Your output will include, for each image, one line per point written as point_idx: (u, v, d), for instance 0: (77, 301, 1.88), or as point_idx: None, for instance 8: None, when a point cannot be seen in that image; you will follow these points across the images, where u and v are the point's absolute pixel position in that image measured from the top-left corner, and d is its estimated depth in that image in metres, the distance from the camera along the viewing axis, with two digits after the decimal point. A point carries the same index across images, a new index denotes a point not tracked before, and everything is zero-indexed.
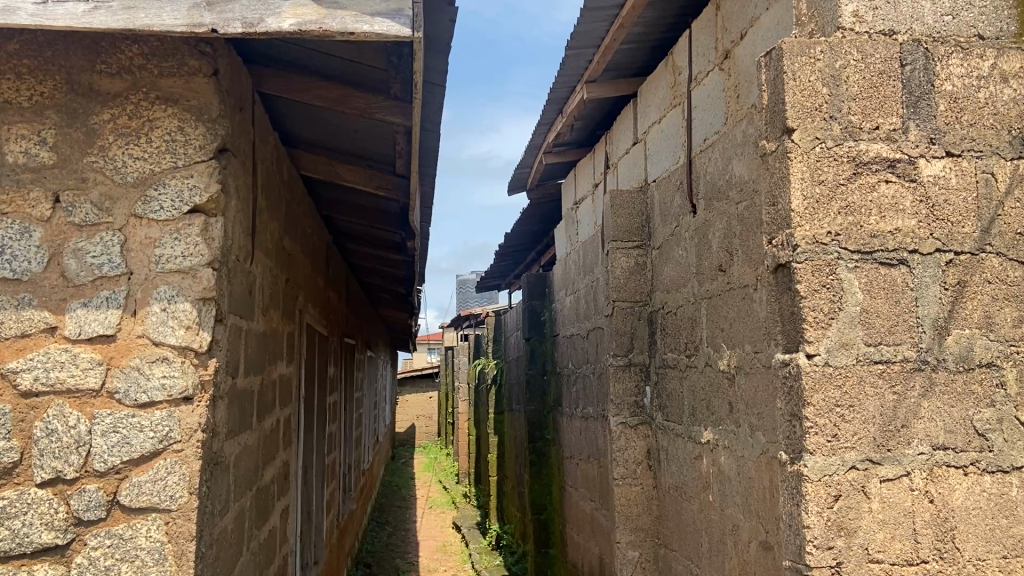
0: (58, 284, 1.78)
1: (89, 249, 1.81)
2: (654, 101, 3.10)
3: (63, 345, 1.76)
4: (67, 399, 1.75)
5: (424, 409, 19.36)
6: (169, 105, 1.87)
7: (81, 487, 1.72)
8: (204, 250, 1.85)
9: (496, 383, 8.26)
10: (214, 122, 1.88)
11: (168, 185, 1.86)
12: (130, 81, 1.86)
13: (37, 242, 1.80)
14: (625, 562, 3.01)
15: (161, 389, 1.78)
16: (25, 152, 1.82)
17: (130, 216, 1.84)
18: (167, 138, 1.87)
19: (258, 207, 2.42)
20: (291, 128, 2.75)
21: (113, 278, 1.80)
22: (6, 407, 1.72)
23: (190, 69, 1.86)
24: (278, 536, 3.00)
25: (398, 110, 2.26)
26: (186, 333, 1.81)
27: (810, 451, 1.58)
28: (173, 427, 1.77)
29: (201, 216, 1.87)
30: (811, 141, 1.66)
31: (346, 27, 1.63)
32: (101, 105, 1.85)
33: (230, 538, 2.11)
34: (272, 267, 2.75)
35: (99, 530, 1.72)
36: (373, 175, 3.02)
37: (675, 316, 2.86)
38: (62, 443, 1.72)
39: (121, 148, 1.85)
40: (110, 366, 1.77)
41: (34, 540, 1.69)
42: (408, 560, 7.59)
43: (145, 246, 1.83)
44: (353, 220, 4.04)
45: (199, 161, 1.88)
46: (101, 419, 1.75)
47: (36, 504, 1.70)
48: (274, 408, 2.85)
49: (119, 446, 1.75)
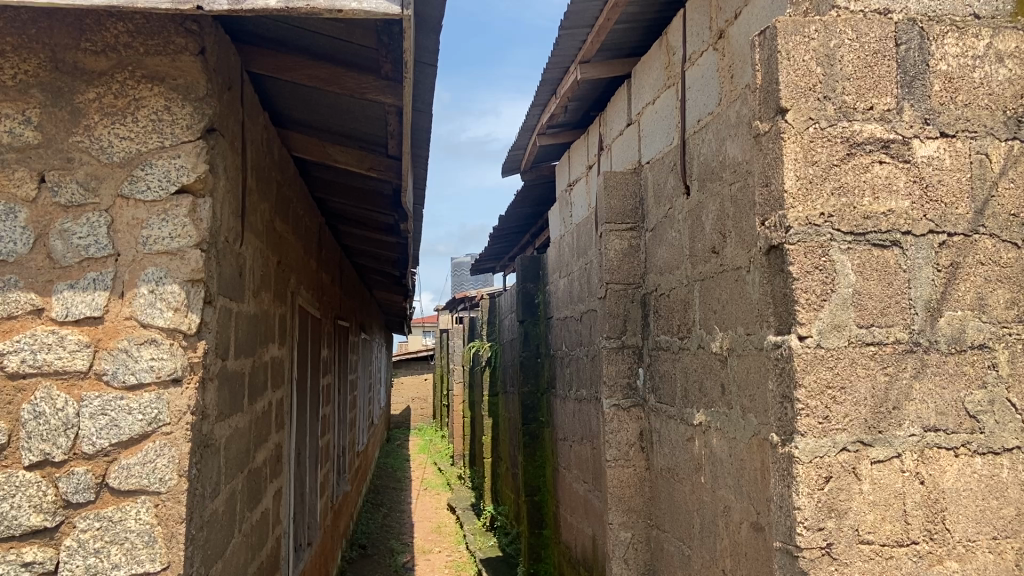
0: (45, 266, 1.76)
1: (76, 229, 1.79)
2: (648, 82, 3.08)
3: (50, 327, 1.75)
4: (55, 381, 1.73)
5: (419, 391, 19.36)
6: (155, 84, 1.84)
7: (69, 469, 1.71)
8: (192, 231, 1.83)
9: (490, 365, 8.26)
10: (201, 102, 1.86)
11: (155, 165, 1.84)
12: (115, 59, 1.83)
13: (23, 223, 1.78)
14: (618, 543, 3.02)
15: (150, 371, 1.77)
16: (9, 132, 1.79)
17: (116, 197, 1.82)
18: (154, 117, 1.85)
19: (248, 188, 2.40)
20: (282, 109, 2.73)
21: (100, 260, 1.79)
22: None
23: (176, 47, 1.83)
24: (271, 518, 3.00)
25: (390, 90, 2.24)
26: (175, 315, 1.79)
27: (801, 433, 1.58)
28: (162, 410, 1.76)
29: (189, 197, 1.85)
30: (805, 121, 1.65)
31: (333, 4, 1.60)
32: (86, 84, 1.83)
33: (221, 521, 2.11)
34: (262, 249, 2.73)
35: (87, 513, 1.71)
36: (365, 156, 3.00)
37: (668, 298, 2.85)
38: (50, 425, 1.71)
39: (106, 127, 1.82)
40: (97, 348, 1.76)
41: (22, 522, 1.68)
42: (403, 541, 7.61)
43: (131, 228, 1.81)
44: (346, 201, 4.01)
45: (186, 141, 1.85)
46: (89, 402, 1.74)
47: (24, 487, 1.69)
48: (265, 390, 2.84)
49: (107, 428, 1.74)
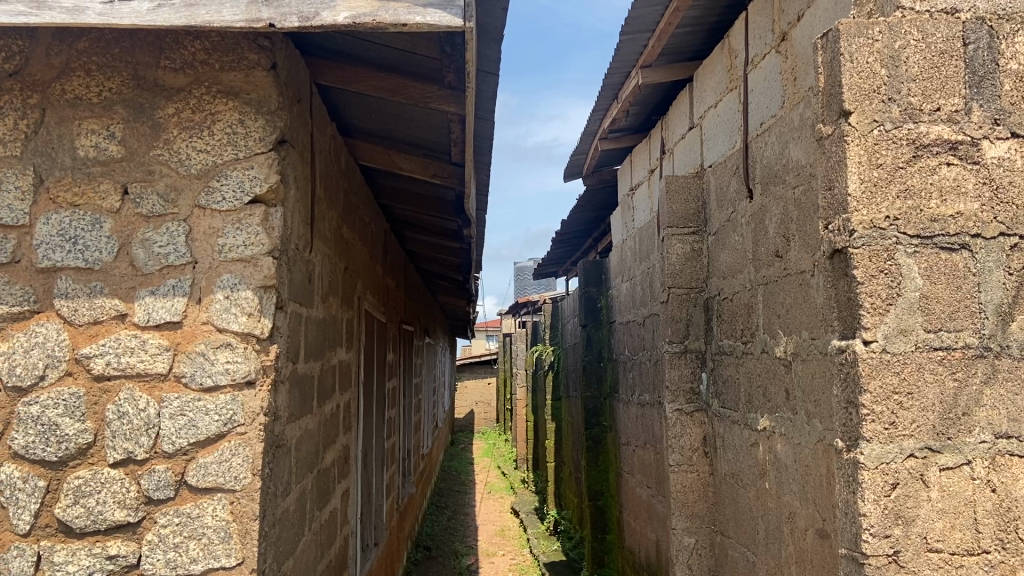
0: (128, 273, 1.86)
1: (156, 238, 1.88)
2: (709, 86, 3.06)
3: (134, 331, 1.85)
4: (137, 382, 1.83)
5: (483, 395, 19.48)
6: (230, 98, 1.93)
7: (151, 467, 1.80)
8: (265, 239, 1.91)
9: (554, 369, 8.27)
10: (273, 114, 1.94)
11: (230, 176, 1.92)
12: (192, 76, 1.93)
13: (108, 232, 1.88)
14: (681, 548, 3.01)
15: (226, 374, 1.85)
16: (95, 147, 1.90)
17: (194, 207, 1.91)
18: (229, 130, 1.93)
19: (317, 197, 2.48)
20: (349, 120, 2.81)
21: (179, 267, 1.88)
22: (80, 390, 1.81)
23: (250, 63, 1.92)
24: (339, 517, 3.09)
25: (452, 99, 2.28)
26: (249, 319, 1.87)
27: (867, 438, 1.55)
28: (237, 411, 1.84)
29: (262, 206, 1.93)
30: (869, 124, 1.62)
31: (398, 19, 1.64)
32: (166, 99, 1.93)
33: (293, 518, 2.19)
34: (330, 256, 2.81)
35: (167, 509, 1.80)
36: (429, 163, 3.06)
37: (731, 302, 2.83)
38: (133, 425, 1.81)
39: (185, 141, 1.92)
40: (177, 351, 1.85)
41: (107, 517, 1.78)
42: (467, 543, 7.69)
43: (208, 236, 1.90)
44: (411, 208, 4.10)
45: (259, 152, 1.93)
46: (169, 402, 1.83)
47: (109, 483, 1.79)
48: (333, 392, 2.93)
49: (186, 428, 1.82)
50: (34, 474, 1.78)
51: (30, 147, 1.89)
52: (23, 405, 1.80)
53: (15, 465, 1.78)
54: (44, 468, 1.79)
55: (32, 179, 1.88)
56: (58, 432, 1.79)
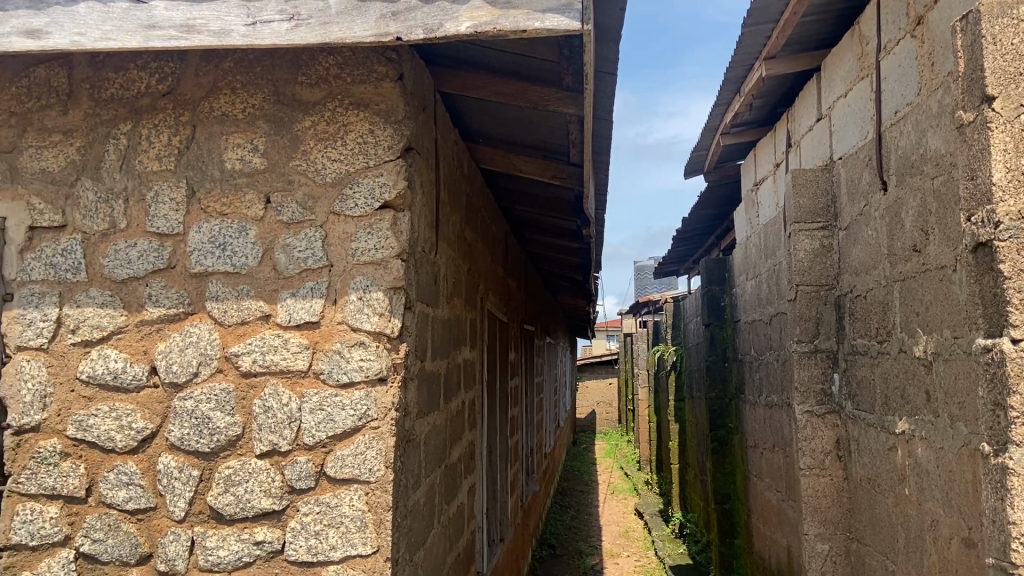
0: (271, 277, 2.00)
1: (296, 244, 2.01)
2: (839, 75, 2.95)
3: (276, 331, 1.97)
4: (281, 379, 1.95)
5: (603, 396, 19.40)
6: (361, 109, 2.03)
7: (294, 458, 1.92)
8: (394, 242, 2.00)
9: (676, 369, 8.14)
10: (400, 123, 2.02)
11: (361, 184, 2.02)
12: (327, 89, 2.04)
13: (253, 238, 2.02)
14: (814, 554, 2.91)
15: (360, 370, 1.94)
16: (241, 160, 2.04)
17: (329, 213, 2.02)
18: (360, 140, 2.03)
19: (442, 201, 2.57)
20: (471, 125, 2.88)
21: (316, 270, 1.99)
22: (229, 386, 1.96)
23: (379, 75, 2.02)
24: (466, 513, 3.17)
25: (571, 100, 2.31)
26: (380, 319, 1.96)
27: (1017, 443, 1.46)
28: (370, 406, 1.93)
29: (390, 211, 2.02)
30: (1016, 108, 1.53)
31: (519, 26, 1.68)
32: (303, 113, 2.05)
33: (423, 512, 2.27)
34: (454, 258, 2.89)
35: (309, 498, 1.91)
36: (548, 165, 3.10)
37: (865, 300, 2.71)
38: (277, 418, 1.93)
39: (320, 151, 2.03)
40: (315, 350, 1.96)
41: (255, 505, 1.91)
42: (591, 543, 7.70)
43: (342, 241, 2.01)
44: (530, 209, 4.15)
45: (387, 160, 2.02)
46: (309, 397, 1.94)
47: (256, 473, 1.92)
48: (459, 390, 3.01)
49: (324, 422, 1.93)
50: (189, 464, 1.93)
51: (183, 161, 2.06)
52: (180, 400, 1.96)
53: (172, 455, 1.94)
54: (198, 458, 1.94)
55: (185, 191, 2.05)
56: (211, 424, 1.94)
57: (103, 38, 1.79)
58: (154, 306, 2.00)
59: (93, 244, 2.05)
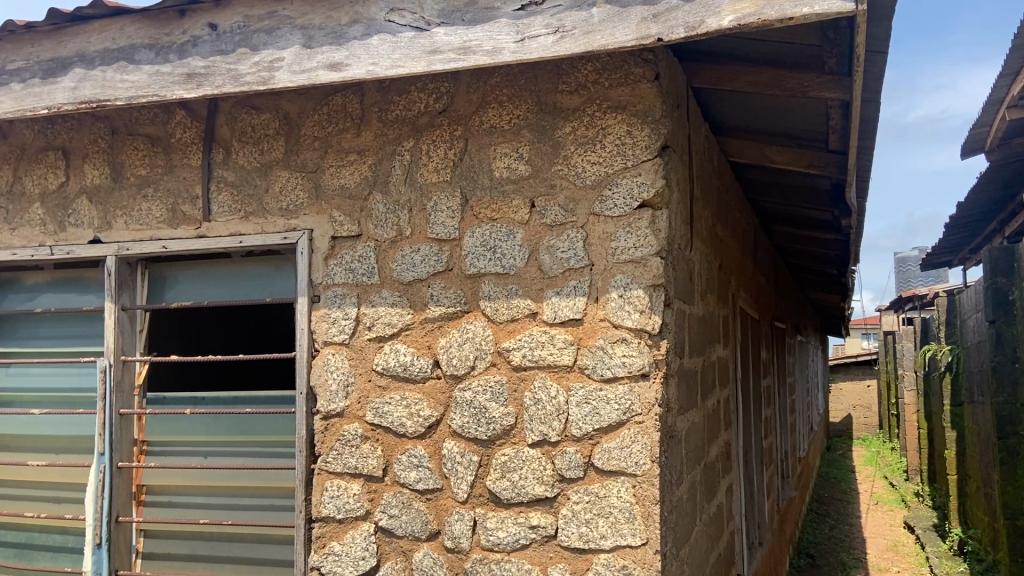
0: (537, 277, 2.12)
1: (559, 245, 2.11)
2: None
3: (544, 327, 2.09)
4: (549, 373, 2.06)
5: (861, 399, 18.01)
6: (618, 112, 2.09)
7: (563, 449, 2.02)
8: (653, 240, 2.03)
9: (951, 370, 7.37)
10: (658, 123, 2.05)
11: (620, 184, 2.08)
12: (585, 95, 2.12)
13: (519, 241, 2.15)
14: None
15: (623, 366, 2.00)
16: (508, 168, 2.18)
17: (590, 214, 2.10)
18: (618, 142, 2.09)
19: (696, 197, 2.56)
20: (722, 118, 2.83)
21: (578, 269, 2.08)
22: (502, 378, 2.10)
23: (636, 77, 2.07)
24: (725, 513, 3.11)
25: (835, 85, 2.20)
26: (641, 316, 2.00)
27: None
28: (634, 401, 1.98)
29: (649, 210, 2.05)
30: None
31: (785, 14, 1.64)
32: (563, 120, 2.15)
33: (686, 507, 2.28)
34: (707, 253, 2.86)
35: (579, 488, 2.00)
36: (803, 154, 2.95)
37: None
38: (546, 410, 2.05)
39: (580, 155, 2.11)
40: (580, 346, 2.05)
41: (529, 491, 2.03)
42: (854, 556, 7.19)
43: (603, 240, 2.07)
44: (782, 201, 3.98)
45: (645, 160, 2.06)
46: (576, 391, 2.03)
47: (529, 462, 2.04)
48: (715, 388, 2.97)
49: (591, 415, 2.01)
50: (469, 450, 2.10)
51: (457, 172, 2.25)
52: (460, 390, 2.14)
53: (455, 442, 2.13)
54: (477, 445, 2.10)
55: (460, 200, 2.23)
56: (487, 414, 2.10)
57: (393, 66, 2.02)
58: (436, 305, 2.21)
59: (384, 251, 2.32)
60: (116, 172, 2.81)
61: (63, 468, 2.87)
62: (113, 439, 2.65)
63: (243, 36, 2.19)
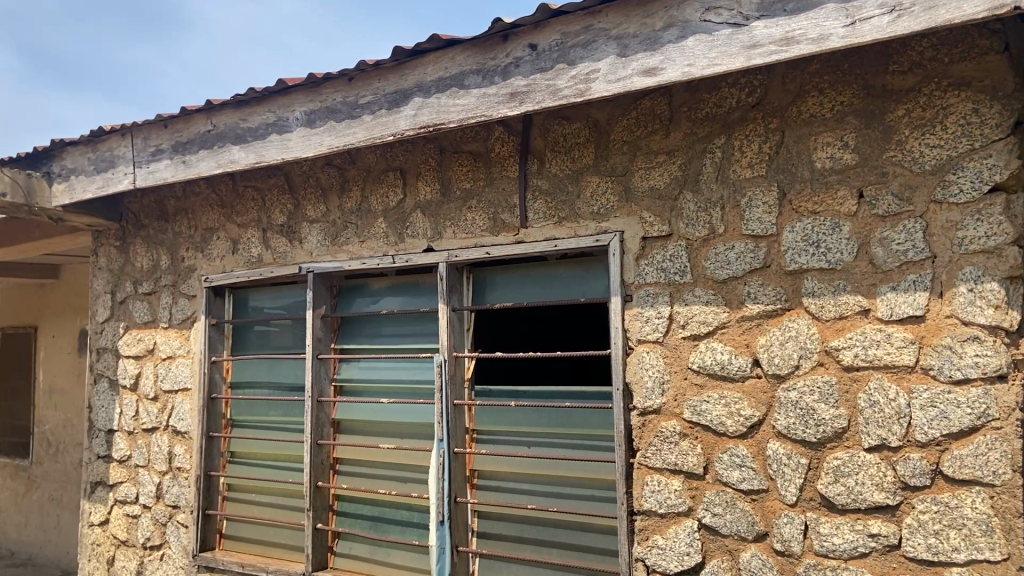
0: (868, 271, 2.08)
1: (895, 237, 2.05)
2: None
3: (878, 325, 2.05)
4: (886, 373, 2.02)
5: None
6: (962, 89, 1.97)
7: (905, 455, 1.96)
8: (1009, 228, 1.90)
9: None
10: (1011, 98, 1.91)
11: (967, 168, 1.96)
12: (921, 75, 2.03)
13: (848, 234, 2.12)
14: None
15: (975, 367, 1.90)
16: (832, 158, 2.16)
17: (930, 202, 2.01)
18: (962, 122, 1.97)
19: None
20: None
21: (918, 262, 2.01)
22: (832, 379, 2.09)
23: (982, 50, 1.94)
24: None
25: None
26: (996, 312, 1.89)
27: None
28: (990, 405, 1.87)
29: (1002, 194, 1.92)
30: None
31: None
32: (896, 103, 2.07)
33: None
34: None
35: (925, 496, 1.93)
36: None
37: None
38: (884, 413, 2.00)
39: (917, 139, 2.03)
40: (922, 344, 1.98)
41: (867, 498, 2.00)
42: None
43: (946, 230, 1.98)
44: None
45: (996, 140, 1.93)
46: (919, 393, 1.96)
47: (866, 467, 2.02)
48: None
49: (938, 419, 1.93)
50: (797, 452, 2.12)
51: (773, 167, 2.26)
52: (784, 390, 2.16)
53: (780, 443, 2.15)
54: (805, 448, 2.11)
55: (777, 195, 2.24)
56: (816, 416, 2.10)
57: (710, 65, 2.09)
58: (754, 303, 2.24)
59: (696, 250, 2.36)
60: (445, 187, 3.13)
61: (409, 451, 3.26)
62: (450, 426, 2.96)
63: (561, 52, 2.38)
